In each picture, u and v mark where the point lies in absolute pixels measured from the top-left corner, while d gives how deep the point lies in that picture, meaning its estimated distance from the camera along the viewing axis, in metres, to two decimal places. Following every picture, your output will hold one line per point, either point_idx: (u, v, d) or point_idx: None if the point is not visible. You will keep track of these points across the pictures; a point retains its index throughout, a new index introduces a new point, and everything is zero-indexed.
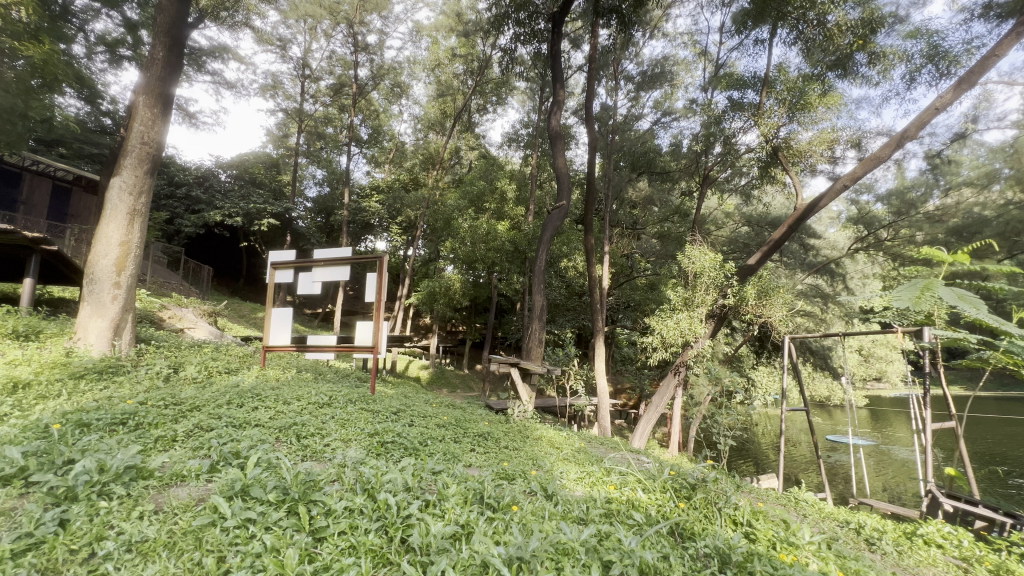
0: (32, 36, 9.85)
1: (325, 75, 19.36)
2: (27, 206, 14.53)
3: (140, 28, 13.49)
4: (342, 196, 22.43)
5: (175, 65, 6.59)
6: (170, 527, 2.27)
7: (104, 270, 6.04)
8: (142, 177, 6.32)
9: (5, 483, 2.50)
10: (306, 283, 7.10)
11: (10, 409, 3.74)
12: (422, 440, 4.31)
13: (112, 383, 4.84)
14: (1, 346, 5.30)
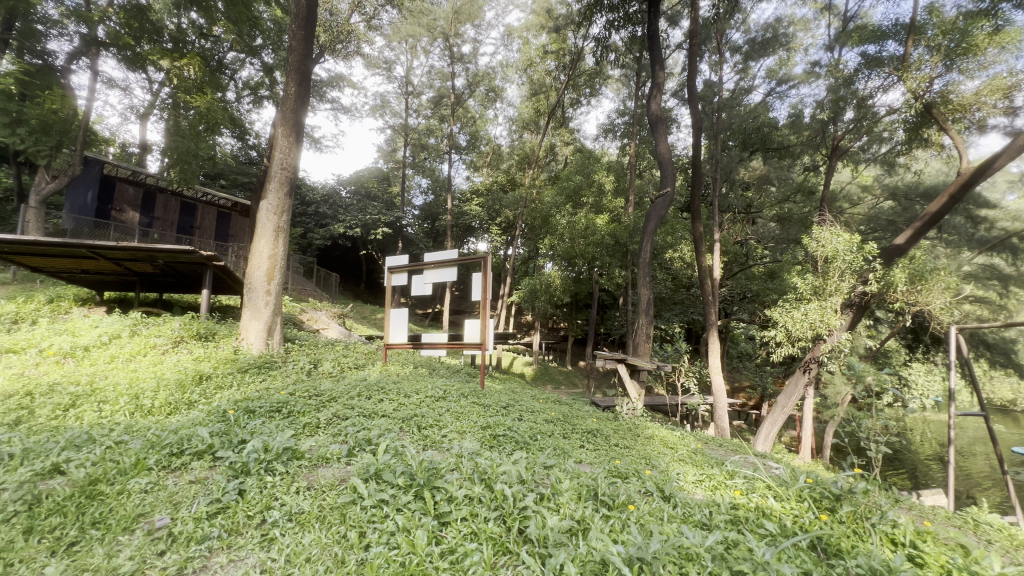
0: (199, 89, 11.97)
1: (426, 89, 20.70)
2: (200, 230, 17.64)
3: (275, 70, 15.59)
4: (445, 201, 23.78)
5: (304, 98, 7.48)
6: (320, 503, 2.58)
7: (258, 280, 7.08)
8: (283, 198, 7.30)
9: (199, 456, 3.06)
10: (419, 285, 7.62)
11: (198, 396, 4.57)
12: (531, 434, 4.40)
13: (268, 377, 5.66)
14: (190, 346, 6.49)
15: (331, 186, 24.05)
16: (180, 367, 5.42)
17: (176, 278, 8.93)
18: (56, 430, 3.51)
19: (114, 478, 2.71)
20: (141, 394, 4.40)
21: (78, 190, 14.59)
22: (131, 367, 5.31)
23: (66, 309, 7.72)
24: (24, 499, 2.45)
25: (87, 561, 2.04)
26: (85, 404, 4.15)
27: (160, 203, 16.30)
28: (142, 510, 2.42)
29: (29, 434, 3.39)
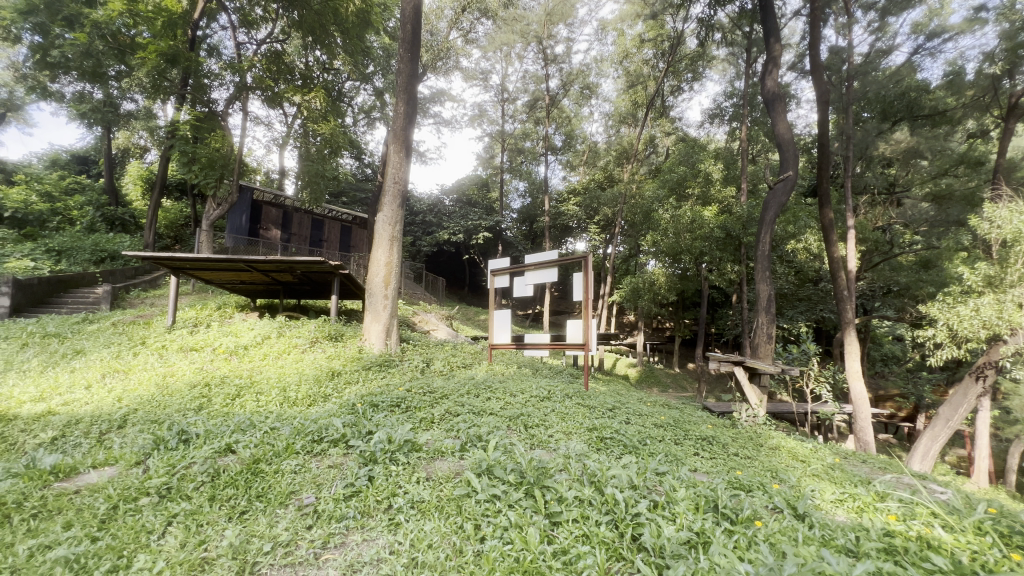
0: (324, 118, 13.50)
1: (521, 94, 21.13)
2: (328, 243, 19.90)
3: (385, 93, 17.02)
4: (542, 203, 24.01)
5: (411, 116, 8.05)
6: (438, 493, 2.75)
7: (377, 285, 7.76)
8: (396, 209, 7.92)
9: (335, 444, 3.44)
10: (521, 287, 7.76)
11: (332, 390, 5.15)
12: (640, 438, 4.23)
13: (388, 374, 6.17)
14: (323, 345, 7.33)
15: (436, 196, 25.62)
16: (316, 364, 6.15)
17: (311, 286, 10.15)
18: (227, 416, 4.18)
19: (270, 458, 3.15)
20: (288, 388, 5.07)
21: (235, 214, 17.32)
22: (279, 364, 6.15)
23: (230, 315, 9.18)
24: (207, 472, 2.96)
25: (254, 528, 2.40)
26: (247, 394, 4.89)
27: (296, 221, 18.68)
28: (293, 488, 2.78)
29: (209, 418, 4.09)
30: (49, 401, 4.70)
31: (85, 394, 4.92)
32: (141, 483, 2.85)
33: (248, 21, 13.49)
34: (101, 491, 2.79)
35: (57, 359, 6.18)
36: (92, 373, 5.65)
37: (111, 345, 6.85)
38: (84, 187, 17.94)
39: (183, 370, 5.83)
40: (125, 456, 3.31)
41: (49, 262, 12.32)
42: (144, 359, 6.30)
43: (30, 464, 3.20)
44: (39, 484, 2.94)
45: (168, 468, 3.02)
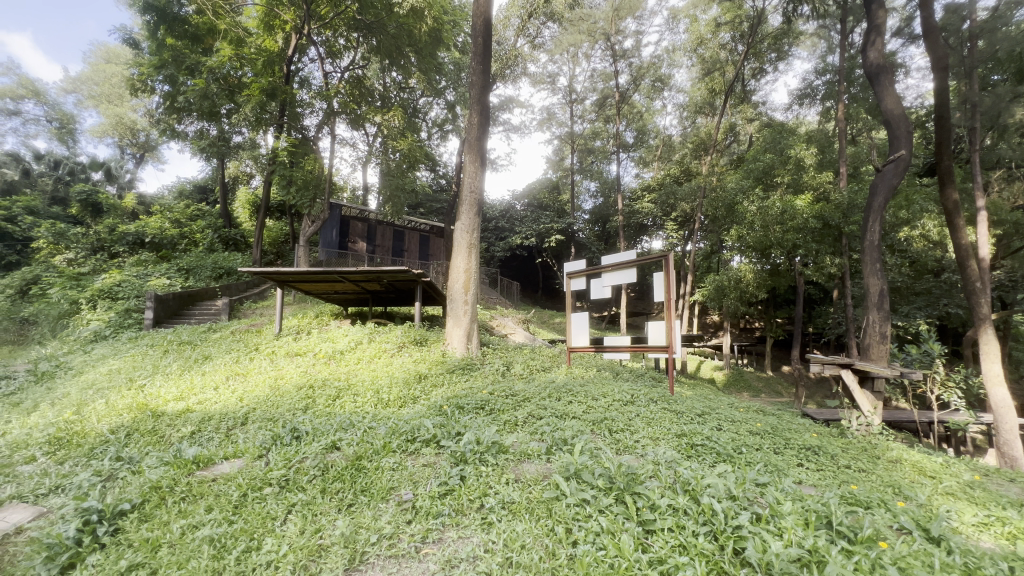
0: (401, 134, 14.30)
1: (590, 93, 20.93)
2: (409, 252, 20.98)
3: (456, 105, 17.66)
4: (615, 202, 23.49)
5: (485, 126, 8.27)
6: (527, 495, 2.79)
7: (457, 292, 8.06)
8: (473, 218, 8.18)
9: (427, 443, 3.63)
10: (598, 289, 7.65)
11: (420, 393, 5.43)
12: (736, 446, 3.99)
13: (471, 378, 6.36)
14: (410, 350, 7.74)
15: (508, 202, 26.04)
16: (404, 368, 6.50)
17: (396, 294, 10.76)
18: (330, 415, 4.56)
19: (371, 456, 3.39)
20: (381, 390, 5.44)
21: (327, 230, 18.83)
22: (371, 368, 6.59)
23: (326, 323, 10.00)
24: (318, 466, 3.26)
25: (361, 520, 2.59)
26: (346, 396, 5.30)
27: (380, 234, 19.91)
28: (393, 484, 2.97)
29: (314, 417, 4.49)
30: (187, 400, 5.43)
31: (214, 394, 5.62)
32: (264, 474, 3.20)
33: (333, 52, 14.66)
34: (233, 480, 3.17)
35: (190, 364, 7.11)
36: (219, 375, 6.43)
37: (231, 351, 7.76)
38: (204, 213, 20.50)
39: (290, 373, 6.44)
40: (250, 449, 3.74)
41: (180, 280, 14.21)
42: (258, 363, 7.06)
43: (179, 454, 3.75)
44: (185, 471, 3.41)
45: (285, 462, 3.36)
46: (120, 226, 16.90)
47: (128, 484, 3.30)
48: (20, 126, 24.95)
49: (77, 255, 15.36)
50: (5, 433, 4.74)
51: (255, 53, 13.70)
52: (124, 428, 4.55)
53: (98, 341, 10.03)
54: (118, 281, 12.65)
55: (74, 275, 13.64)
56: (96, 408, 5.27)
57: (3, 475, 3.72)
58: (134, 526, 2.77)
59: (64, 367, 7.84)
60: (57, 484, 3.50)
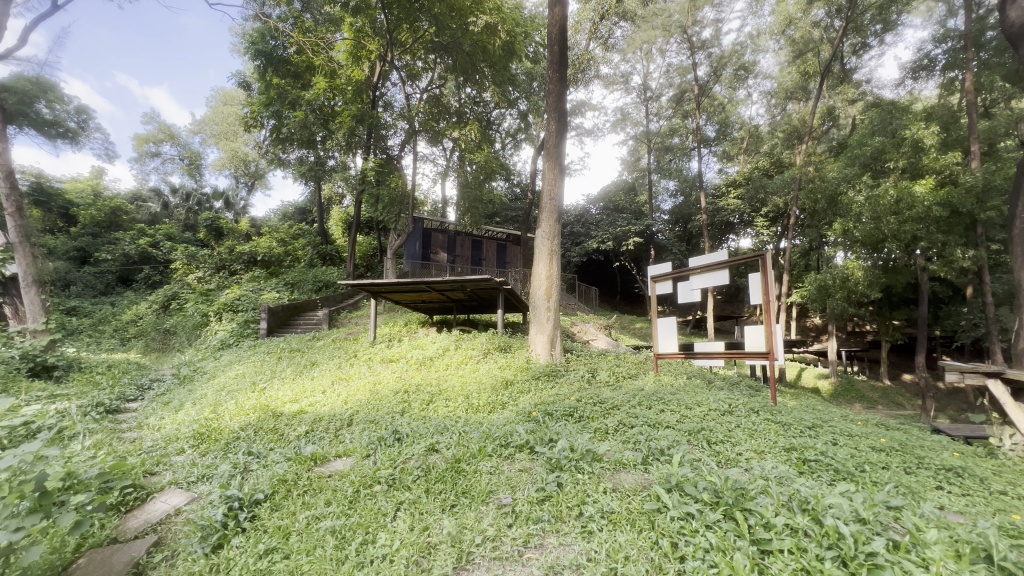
0: (477, 147, 14.78)
1: (666, 89, 20.21)
2: (487, 261, 21.58)
3: (528, 115, 17.89)
4: (697, 200, 22.35)
5: (562, 132, 8.29)
6: (627, 505, 2.73)
7: (540, 298, 8.12)
8: (553, 224, 8.22)
9: (520, 448, 3.69)
10: (687, 293, 7.30)
11: (508, 399, 5.53)
12: (857, 463, 3.59)
13: (557, 384, 6.35)
14: (495, 356, 7.92)
15: (583, 206, 25.83)
16: (491, 374, 6.67)
17: (478, 302, 11.09)
18: (426, 419, 4.80)
19: (469, 459, 3.52)
20: (471, 395, 5.63)
21: (411, 242, 19.93)
22: (460, 373, 6.84)
23: (415, 330, 10.56)
24: (421, 467, 3.45)
25: (465, 520, 2.70)
26: (438, 400, 5.55)
27: (459, 244, 20.68)
28: (492, 487, 3.06)
29: (412, 420, 4.76)
30: (300, 402, 6.01)
31: (322, 397, 6.16)
32: (373, 472, 3.45)
33: (413, 74, 15.56)
34: (347, 477, 3.45)
35: (301, 369, 7.87)
36: (326, 380, 7.04)
37: (334, 357, 8.46)
38: (305, 232, 22.63)
39: (387, 378, 6.89)
40: (358, 449, 4.04)
41: (288, 293, 15.79)
42: (358, 368, 7.64)
43: (299, 451, 4.15)
44: (305, 466, 3.77)
45: (391, 462, 3.59)
46: (238, 247, 19.15)
47: (260, 475, 3.73)
48: (160, 165, 29.30)
49: (205, 273, 17.65)
50: (161, 427, 5.56)
51: (346, 82, 14.92)
52: (251, 426, 5.13)
53: (225, 348, 11.43)
54: (239, 296, 14.35)
55: (204, 291, 15.67)
56: (229, 408, 6.02)
57: (162, 462, 4.36)
58: (268, 513, 3.11)
59: (200, 371, 9.02)
60: (203, 473, 4.04)
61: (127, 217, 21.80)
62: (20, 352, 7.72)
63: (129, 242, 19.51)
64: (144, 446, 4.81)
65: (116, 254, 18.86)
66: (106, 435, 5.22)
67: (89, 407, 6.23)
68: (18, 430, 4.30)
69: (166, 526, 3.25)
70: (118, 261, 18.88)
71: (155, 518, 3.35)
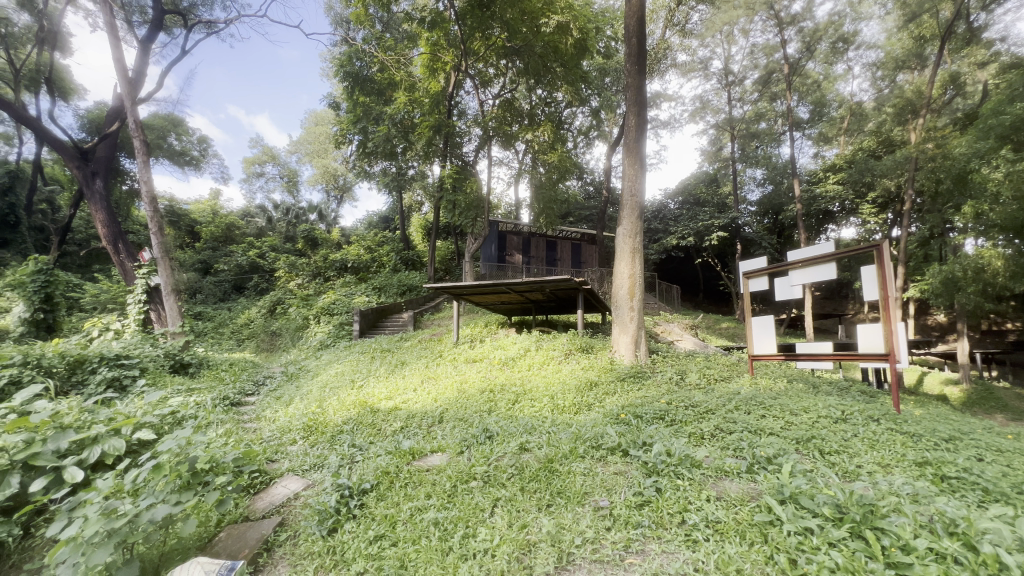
0: (551, 147, 14.80)
1: (750, 72, 18.89)
2: (562, 261, 21.55)
3: (601, 111, 17.59)
4: (789, 189, 20.59)
5: (642, 126, 8.03)
6: (734, 516, 2.58)
7: (622, 298, 7.95)
8: (635, 221, 7.99)
9: (612, 451, 3.63)
10: (786, 289, 6.75)
11: (594, 400, 5.46)
12: (1014, 484, 3.08)
13: (644, 386, 6.16)
14: (577, 356, 7.85)
15: (660, 201, 24.85)
16: (574, 375, 6.63)
17: (557, 302, 11.09)
18: (514, 418, 4.89)
19: (561, 459, 3.53)
20: (556, 395, 5.63)
21: (487, 245, 20.40)
22: (543, 374, 6.87)
23: (495, 331, 10.78)
24: (514, 466, 3.52)
25: (562, 520, 2.71)
26: (524, 400, 5.61)
27: (534, 245, 20.84)
28: (587, 489, 3.04)
29: (500, 419, 4.86)
30: (394, 399, 6.38)
31: (414, 395, 6.49)
32: (469, 468, 3.57)
33: (486, 81, 15.92)
34: (444, 471, 3.60)
35: (392, 368, 8.36)
36: (416, 379, 7.42)
37: (422, 357, 8.89)
38: (389, 239, 24.04)
39: (472, 378, 7.10)
40: (452, 445, 4.21)
41: (376, 297, 16.87)
42: (445, 368, 7.95)
43: (398, 446, 4.41)
44: (404, 460, 3.99)
45: (484, 459, 3.70)
46: (331, 255, 20.82)
47: (365, 466, 4.02)
48: (264, 184, 32.67)
49: (304, 280, 19.37)
50: (276, 419, 6.18)
51: (424, 95, 15.52)
52: (353, 421, 5.54)
53: (324, 348, 12.48)
54: (334, 300, 15.59)
55: (304, 296, 17.22)
56: (332, 403, 6.55)
57: (280, 451, 4.85)
58: (375, 502, 3.33)
59: (304, 369, 9.91)
60: (315, 463, 4.42)
61: (239, 232, 24.53)
62: (163, 351, 8.98)
63: (242, 254, 21.97)
64: (264, 436, 5.38)
65: (232, 265, 21.30)
66: (233, 425, 5.92)
67: (219, 400, 7.09)
68: (168, 418, 5.01)
69: (287, 508, 3.60)
70: (233, 271, 21.32)
71: (278, 501, 3.73)
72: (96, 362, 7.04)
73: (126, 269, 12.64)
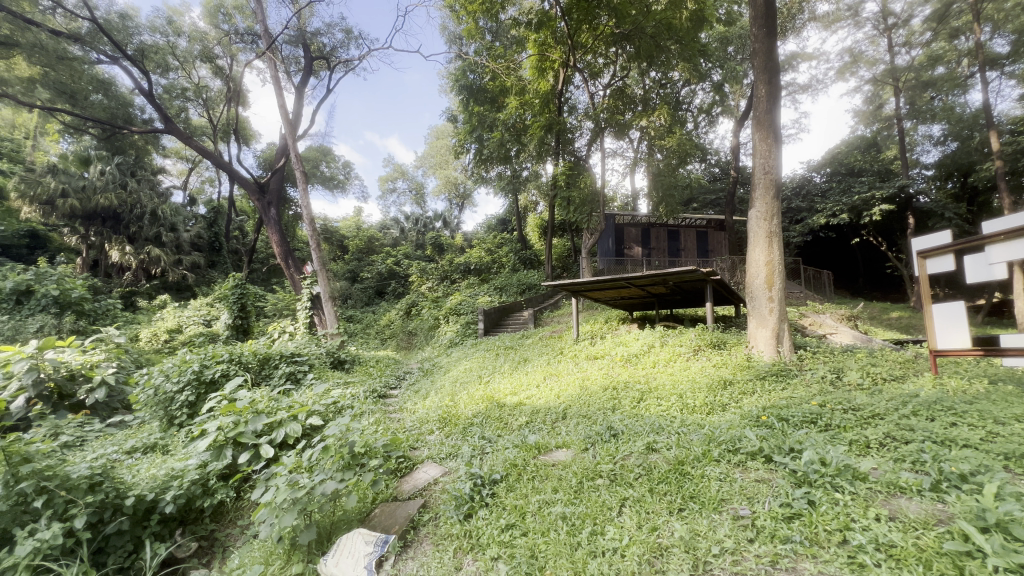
0: (669, 131, 14.00)
1: (918, 8, 15.68)
2: (686, 251, 20.21)
3: (723, 85, 16.13)
4: (982, 144, 16.62)
5: (776, 94, 7.14)
6: (917, 542, 2.17)
7: (759, 288, 7.21)
8: (771, 201, 7.16)
9: (752, 457, 3.32)
10: (979, 269, 5.47)
11: (729, 400, 5.04)
12: None
13: (789, 386, 5.49)
14: (707, 353, 7.30)
15: (801, 176, 21.88)
16: (705, 372, 6.17)
17: (682, 295, 10.44)
18: (639, 417, 4.73)
19: (693, 462, 3.32)
20: (685, 394, 5.32)
21: (604, 240, 20.03)
22: (670, 371, 6.52)
23: (616, 327, 10.52)
24: (642, 466, 3.41)
25: (697, 527, 2.56)
26: (650, 398, 5.40)
27: (655, 236, 19.91)
28: (723, 495, 2.83)
29: (625, 417, 4.75)
30: (519, 395, 6.61)
31: (537, 391, 6.66)
32: (594, 466, 3.55)
33: (596, 72, 15.64)
34: (569, 467, 3.64)
35: (516, 364, 8.67)
36: (538, 375, 7.59)
37: (543, 354, 9.06)
38: (507, 240, 24.96)
39: (594, 374, 7.04)
40: (577, 442, 4.22)
41: (498, 296, 17.65)
42: (566, 365, 7.99)
43: (525, 440, 4.56)
44: (531, 454, 4.12)
45: (610, 457, 3.65)
46: (456, 259, 22.30)
47: (495, 457, 4.23)
48: (397, 198, 36.26)
49: (433, 283, 21.01)
50: (416, 410, 6.84)
51: (533, 95, 15.65)
52: (481, 414, 5.87)
53: (454, 346, 13.44)
54: (460, 301, 16.67)
55: (434, 298, 18.70)
56: (463, 397, 7.01)
57: (420, 440, 5.35)
58: (505, 493, 3.48)
59: (436, 365, 10.78)
60: (450, 452, 4.78)
61: (378, 243, 27.54)
62: (325, 350, 10.51)
63: (381, 263, 24.64)
64: (407, 425, 5.99)
65: (374, 273, 24.00)
66: (382, 415, 6.69)
67: (369, 392, 8.09)
68: (331, 407, 5.86)
69: (428, 492, 3.96)
70: (375, 278, 24.01)
71: (420, 484, 4.12)
72: (277, 359, 8.53)
73: (295, 281, 15.02)
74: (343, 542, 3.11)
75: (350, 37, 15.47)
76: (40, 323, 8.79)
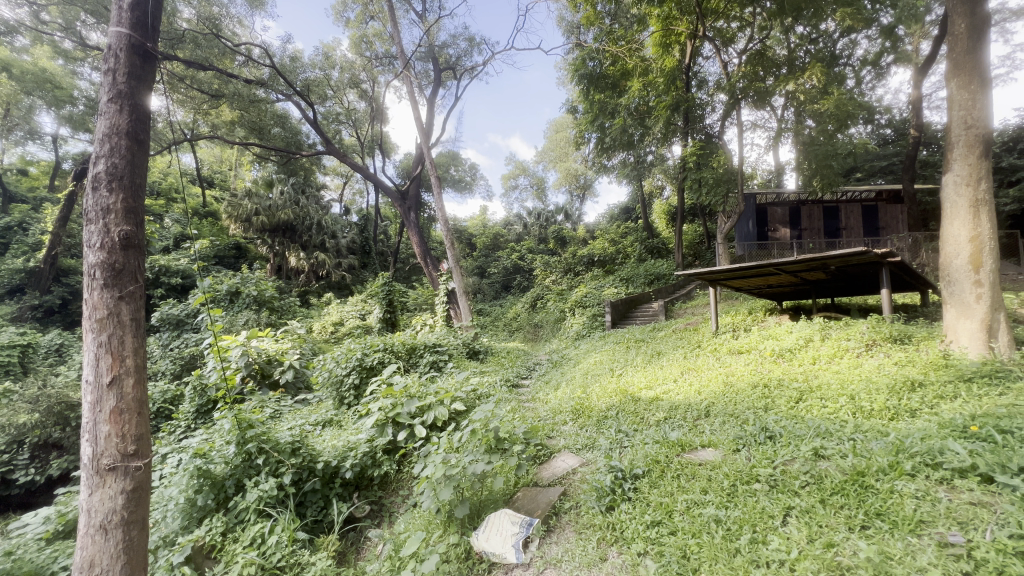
0: (824, 93, 12.10)
1: None
2: (847, 230, 17.39)
3: (896, 28, 13.40)
4: None
5: (982, 27, 5.70)
6: None
7: (960, 270, 5.91)
8: (977, 162, 5.78)
9: (963, 474, 2.75)
10: None
11: (920, 404, 4.22)
12: None
13: (1009, 390, 4.39)
14: (885, 348, 6.19)
15: (1016, 126, 17.21)
16: (884, 371, 5.24)
17: (847, 281, 8.99)
18: (799, 419, 4.21)
19: (877, 475, 2.85)
20: (858, 395, 4.58)
21: (743, 223, 18.20)
22: (835, 369, 5.69)
23: (763, 319, 9.47)
24: (809, 473, 3.03)
25: (889, 549, 2.21)
26: (812, 399, 4.78)
27: (807, 214, 17.48)
28: (924, 516, 2.39)
29: (782, 418, 4.27)
30: (654, 389, 6.36)
31: (674, 386, 6.34)
32: (749, 469, 3.26)
33: (728, 38, 14.19)
34: (719, 468, 3.40)
35: (648, 358, 8.33)
36: (675, 370, 7.18)
37: (678, 348, 8.55)
38: (632, 229, 24.11)
39: (740, 370, 6.44)
40: (725, 442, 3.92)
41: (624, 288, 17.15)
42: (705, 359, 7.45)
43: (665, 437, 4.36)
44: (673, 451, 3.93)
45: (768, 461, 3.32)
46: (579, 251, 22.23)
47: (634, 452, 4.13)
48: (519, 195, 37.44)
49: (557, 276, 21.22)
50: (548, 400, 7.00)
51: (658, 74, 14.56)
52: (615, 407, 5.78)
53: (580, 338, 13.42)
54: (585, 294, 16.57)
55: (559, 291, 18.91)
56: (594, 390, 6.98)
57: (555, 429, 5.48)
58: (649, 488, 3.37)
59: (564, 357, 10.88)
60: (586, 443, 4.80)
61: (503, 239, 28.64)
62: (461, 341, 11.27)
63: (507, 258, 25.65)
64: (542, 414, 6.18)
65: (501, 268, 25.11)
66: (516, 403, 6.98)
67: (503, 381, 8.52)
68: (472, 394, 6.31)
69: (568, 480, 4.03)
70: (502, 273, 25.10)
71: (559, 473, 4.21)
72: (422, 349, 9.40)
73: (433, 278, 16.40)
74: (492, 521, 3.32)
75: (473, 44, 16.28)
76: (246, 317, 10.98)
